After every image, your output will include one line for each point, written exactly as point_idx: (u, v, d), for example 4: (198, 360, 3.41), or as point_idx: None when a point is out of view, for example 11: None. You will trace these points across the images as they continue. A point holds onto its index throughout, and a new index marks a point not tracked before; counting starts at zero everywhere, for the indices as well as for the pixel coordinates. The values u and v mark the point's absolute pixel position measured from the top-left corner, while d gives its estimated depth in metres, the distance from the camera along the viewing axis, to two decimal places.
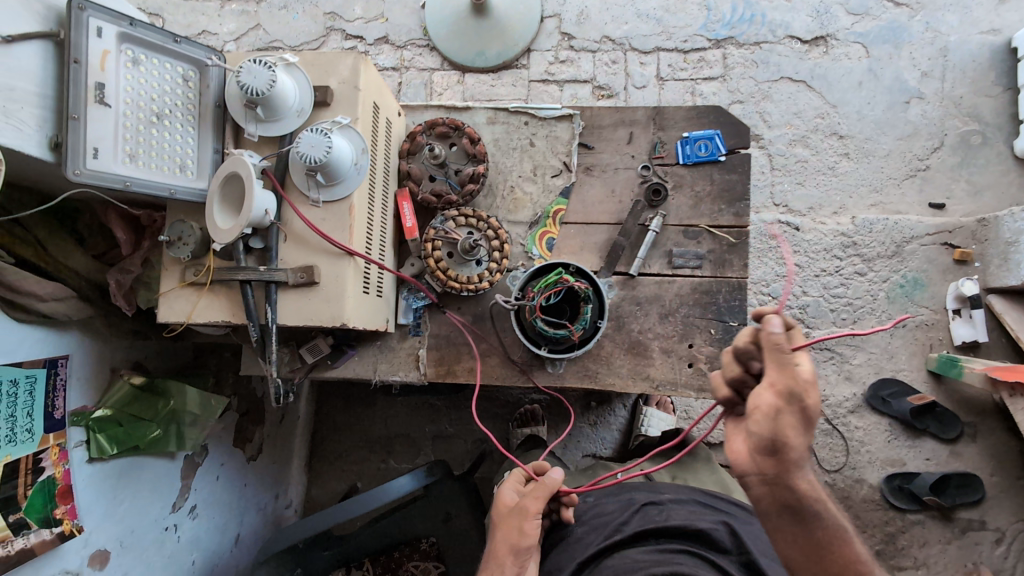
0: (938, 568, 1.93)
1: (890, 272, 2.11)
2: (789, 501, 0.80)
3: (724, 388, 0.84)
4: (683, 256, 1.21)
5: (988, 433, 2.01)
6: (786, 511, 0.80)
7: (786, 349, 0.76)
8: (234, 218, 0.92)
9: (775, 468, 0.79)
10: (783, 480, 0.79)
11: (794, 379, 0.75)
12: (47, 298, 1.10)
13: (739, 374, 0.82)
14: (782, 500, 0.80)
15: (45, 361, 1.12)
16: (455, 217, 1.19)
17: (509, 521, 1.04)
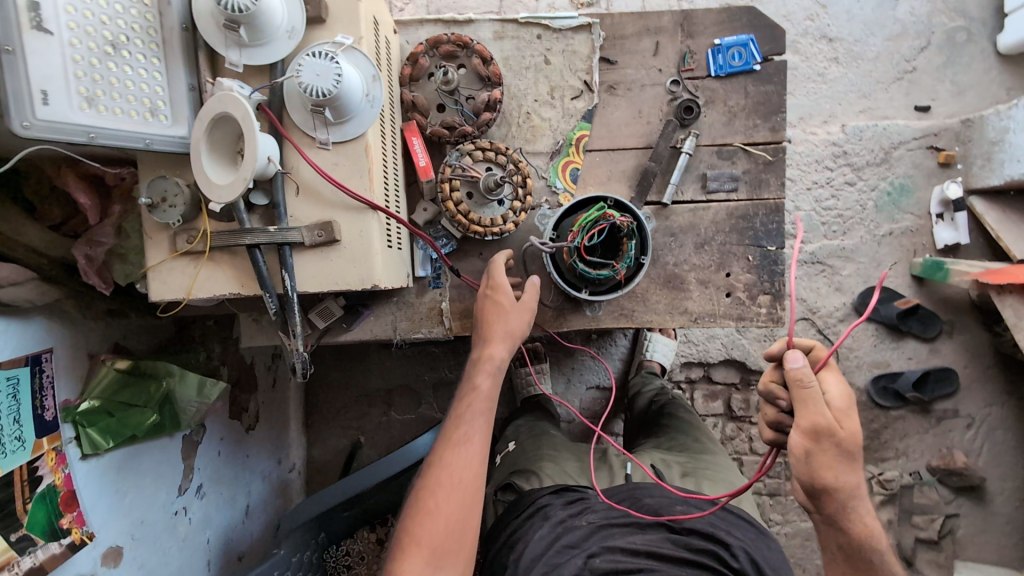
0: (915, 455, 2.05)
1: (878, 180, 2.10)
2: (845, 545, 0.82)
3: (768, 431, 0.89)
4: (717, 179, 1.13)
5: (964, 328, 2.08)
6: (843, 555, 0.83)
7: (805, 382, 0.80)
8: (233, 172, 0.78)
9: (824, 509, 0.82)
10: (836, 521, 0.82)
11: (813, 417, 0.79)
12: (5, 283, 0.93)
13: (776, 416, 0.86)
14: (837, 540, 0.83)
15: (27, 358, 0.99)
16: (471, 151, 1.06)
17: (519, 309, 1.04)
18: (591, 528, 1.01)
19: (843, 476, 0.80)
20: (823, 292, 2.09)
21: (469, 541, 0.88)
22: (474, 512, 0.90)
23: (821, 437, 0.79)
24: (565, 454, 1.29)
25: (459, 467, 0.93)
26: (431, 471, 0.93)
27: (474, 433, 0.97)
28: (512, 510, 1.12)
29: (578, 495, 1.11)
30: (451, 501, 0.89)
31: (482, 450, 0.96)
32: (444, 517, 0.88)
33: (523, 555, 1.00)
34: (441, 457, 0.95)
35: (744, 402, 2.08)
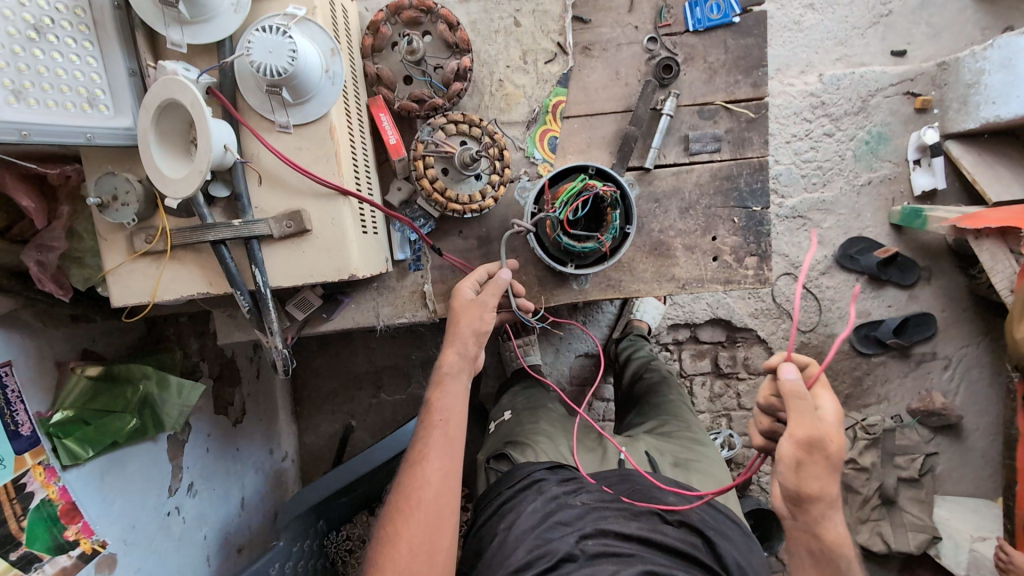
0: (896, 398, 2.11)
1: (856, 129, 2.09)
2: (815, 548, 0.82)
3: (760, 436, 0.90)
4: (700, 140, 1.10)
5: (942, 274, 2.11)
6: (809, 556, 0.83)
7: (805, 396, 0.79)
8: (187, 164, 0.72)
9: (803, 516, 0.82)
10: (811, 527, 0.82)
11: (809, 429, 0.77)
12: None
13: (770, 425, 0.87)
14: (807, 545, 0.83)
15: None
16: (443, 125, 1.00)
17: (473, 307, 0.99)
18: (586, 508, 1.02)
19: (825, 485, 0.79)
20: (804, 246, 2.10)
21: (440, 558, 0.86)
22: (440, 528, 0.88)
23: (815, 449, 0.78)
24: (561, 429, 1.30)
25: (421, 487, 0.90)
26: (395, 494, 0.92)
27: (431, 451, 0.93)
28: (505, 480, 1.12)
29: (571, 474, 1.12)
30: (416, 520, 0.87)
31: (446, 465, 0.93)
32: (410, 539, 0.86)
33: (512, 527, 1.00)
34: (405, 480, 0.92)
35: (731, 359, 2.11)
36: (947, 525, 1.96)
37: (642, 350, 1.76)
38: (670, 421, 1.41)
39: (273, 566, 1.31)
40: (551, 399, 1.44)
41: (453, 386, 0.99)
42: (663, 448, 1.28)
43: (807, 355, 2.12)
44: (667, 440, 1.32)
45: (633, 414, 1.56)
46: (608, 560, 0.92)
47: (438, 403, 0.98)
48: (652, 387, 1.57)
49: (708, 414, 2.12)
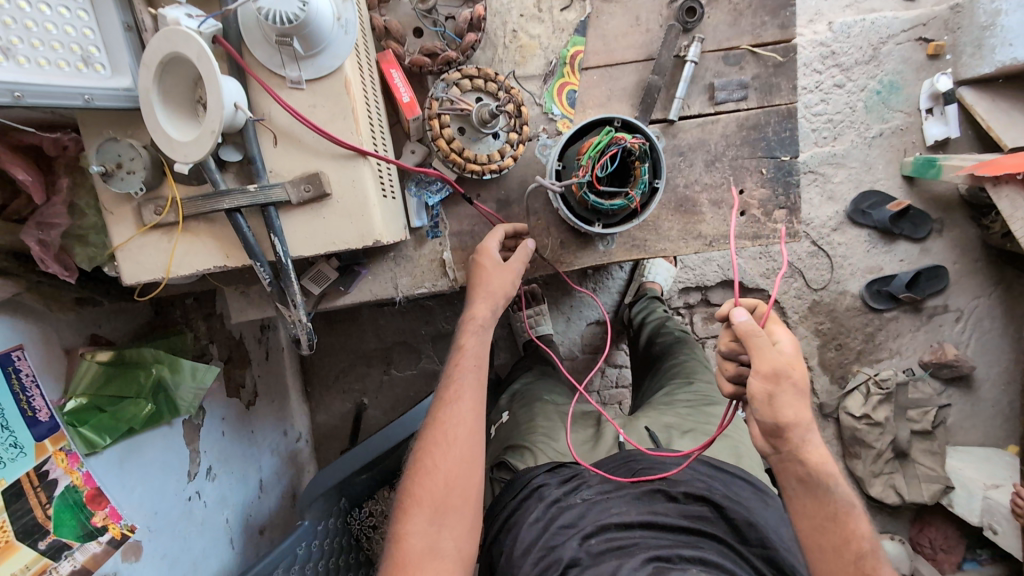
0: (908, 352, 2.11)
1: (868, 79, 2.02)
2: (801, 475, 0.80)
3: (729, 384, 0.86)
4: (725, 88, 1.05)
5: (954, 225, 2.08)
6: (798, 483, 0.81)
7: (759, 331, 0.77)
8: (196, 127, 0.67)
9: (784, 447, 0.79)
10: (794, 455, 0.80)
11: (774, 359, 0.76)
12: None
13: (737, 370, 0.83)
14: (795, 471, 0.80)
15: None
16: (458, 81, 0.95)
17: (504, 269, 0.98)
18: (586, 506, 0.99)
19: (798, 410, 0.78)
20: (815, 203, 2.06)
21: (472, 496, 0.86)
22: (474, 467, 0.87)
23: (781, 379, 0.76)
24: (559, 422, 1.25)
25: (454, 425, 0.90)
26: (426, 433, 0.90)
27: (464, 390, 0.93)
28: (507, 492, 1.09)
29: (574, 471, 1.08)
30: (451, 458, 0.87)
31: (477, 407, 0.92)
32: (445, 475, 0.85)
33: (514, 546, 0.96)
34: (436, 417, 0.91)
35: None
36: (959, 474, 1.97)
37: (655, 311, 1.71)
38: (683, 384, 1.38)
39: (301, 545, 1.32)
40: (547, 392, 1.39)
41: (484, 334, 0.98)
42: (663, 420, 1.25)
43: (819, 313, 2.10)
44: (673, 406, 1.30)
45: (650, 381, 1.55)
46: (611, 556, 0.90)
47: (468, 348, 0.97)
48: (666, 350, 1.55)
49: None
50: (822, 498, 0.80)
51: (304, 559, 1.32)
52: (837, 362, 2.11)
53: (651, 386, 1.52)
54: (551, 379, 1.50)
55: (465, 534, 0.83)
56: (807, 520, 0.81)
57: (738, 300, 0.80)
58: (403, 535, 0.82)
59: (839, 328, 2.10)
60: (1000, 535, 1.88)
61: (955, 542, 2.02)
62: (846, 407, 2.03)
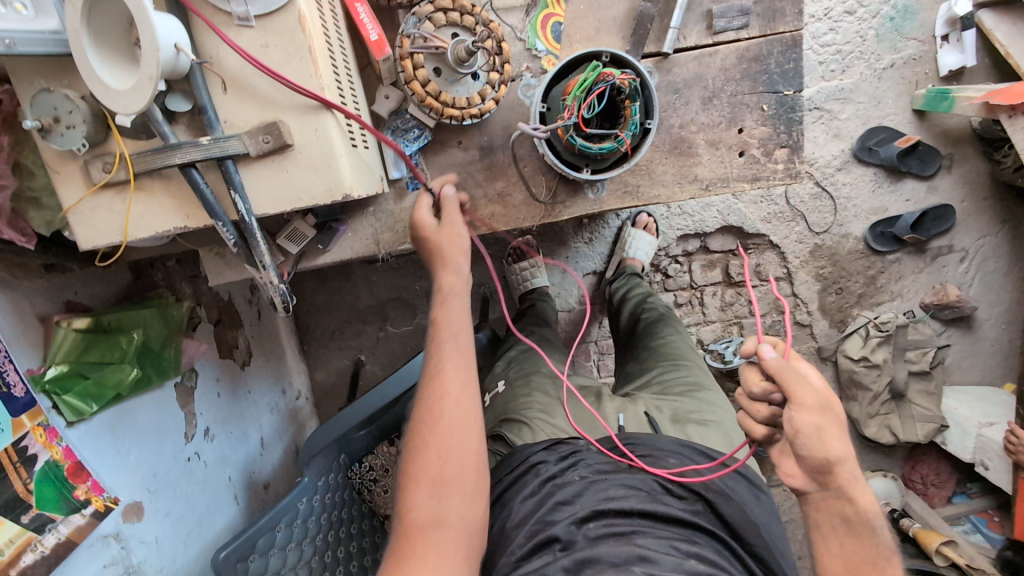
0: (909, 295, 2.09)
1: (881, 4, 1.92)
2: (847, 513, 0.73)
3: (759, 426, 0.79)
4: (725, 15, 0.96)
5: (964, 161, 2.01)
6: (841, 521, 0.74)
7: (789, 366, 0.73)
8: (135, 73, 0.60)
9: (833, 483, 0.73)
10: (842, 491, 0.73)
11: (816, 393, 0.71)
12: None
13: (769, 412, 0.77)
14: (839, 509, 0.74)
15: None
16: (430, 15, 0.86)
17: (445, 231, 0.93)
18: (583, 485, 1.03)
19: (844, 445, 0.73)
20: (820, 142, 1.99)
21: (470, 460, 0.82)
22: (468, 435, 0.82)
23: (825, 410, 0.71)
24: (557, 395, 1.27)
25: (443, 397, 0.85)
26: (417, 411, 0.85)
27: (445, 361, 0.87)
28: (505, 465, 1.16)
29: (571, 448, 1.13)
30: (444, 432, 0.82)
31: (466, 376, 0.87)
32: (439, 449, 0.81)
33: (510, 516, 1.03)
34: (425, 394, 0.86)
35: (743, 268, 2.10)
36: (955, 414, 1.99)
37: (638, 287, 1.70)
38: (672, 367, 1.37)
39: (302, 500, 1.35)
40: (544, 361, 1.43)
41: (458, 300, 0.93)
42: (661, 404, 1.25)
43: (821, 258, 2.07)
44: (665, 396, 1.29)
45: (632, 361, 1.53)
46: (607, 541, 0.91)
47: (444, 320, 0.91)
48: (648, 328, 1.53)
49: (719, 322, 2.19)
50: (866, 538, 0.73)
51: (306, 514, 1.36)
52: (837, 306, 2.09)
53: (633, 369, 1.50)
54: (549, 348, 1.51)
55: (468, 499, 0.79)
56: (839, 560, 0.74)
57: (762, 336, 0.77)
58: (406, 514, 0.78)
59: (840, 272, 2.07)
60: (991, 470, 1.94)
61: (947, 478, 2.06)
62: (844, 350, 2.03)
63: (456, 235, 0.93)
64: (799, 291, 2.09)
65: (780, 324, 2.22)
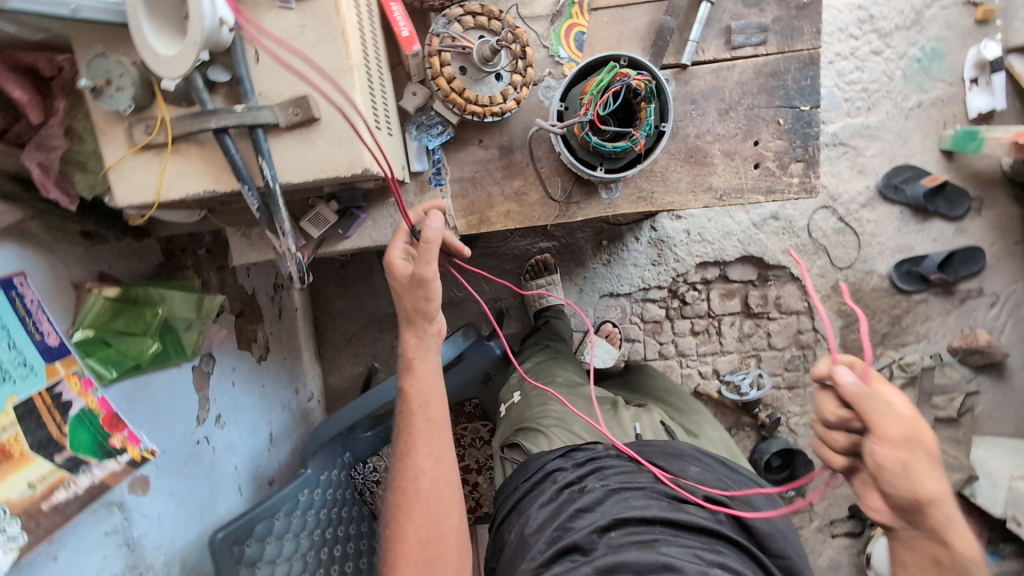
0: (936, 337, 2.12)
1: (909, 45, 2.00)
2: (939, 556, 0.68)
3: (838, 456, 0.73)
4: (744, 31, 0.99)
5: (993, 203, 2.08)
6: (933, 565, 0.69)
7: (869, 393, 0.67)
8: (181, 41, 0.65)
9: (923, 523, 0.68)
10: (935, 532, 0.68)
11: (902, 427, 0.65)
12: None
13: (848, 443, 0.70)
14: (930, 551, 0.69)
15: None
16: (460, 17, 0.92)
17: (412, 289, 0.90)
18: (603, 493, 1.10)
19: (941, 484, 0.66)
20: (844, 177, 2.06)
21: (450, 539, 0.90)
22: (445, 511, 0.91)
23: (914, 447, 0.65)
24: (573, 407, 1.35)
25: (424, 480, 0.92)
26: (398, 492, 0.92)
27: (417, 439, 0.94)
28: (521, 473, 1.23)
29: (586, 454, 1.20)
30: (427, 514, 0.90)
31: (444, 455, 0.94)
32: (421, 531, 0.88)
33: (527, 524, 1.10)
34: (404, 475, 0.93)
35: (762, 299, 2.15)
36: (985, 465, 1.89)
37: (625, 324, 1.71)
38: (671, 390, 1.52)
39: (303, 492, 1.36)
40: (562, 370, 1.51)
41: (431, 372, 0.97)
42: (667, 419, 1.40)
43: (843, 293, 2.12)
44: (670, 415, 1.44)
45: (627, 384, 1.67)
46: (632, 547, 0.98)
47: (416, 392, 0.96)
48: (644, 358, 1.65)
49: (737, 354, 2.19)
50: None
51: (306, 507, 1.36)
52: (860, 345, 2.14)
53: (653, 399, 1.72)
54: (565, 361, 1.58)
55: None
56: None
57: (836, 356, 0.70)
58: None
59: (863, 309, 2.14)
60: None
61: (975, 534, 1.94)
62: None
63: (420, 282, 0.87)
64: (820, 327, 2.17)
65: (799, 360, 2.19)
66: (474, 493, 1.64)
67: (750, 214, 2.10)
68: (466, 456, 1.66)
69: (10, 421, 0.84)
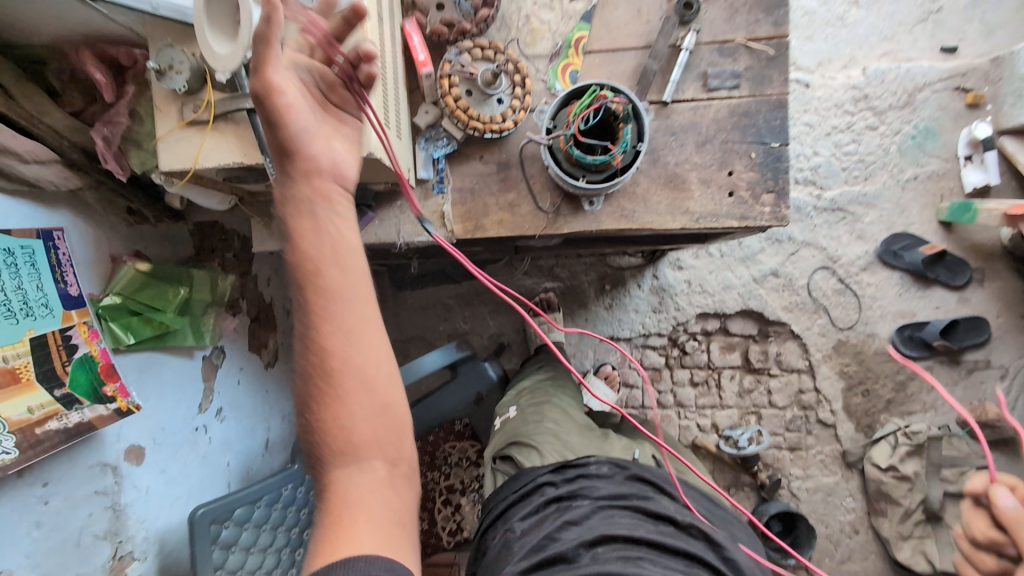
0: (944, 408, 2.10)
1: (902, 123, 2.13)
2: None
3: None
4: (719, 76, 1.13)
5: (996, 276, 2.10)
6: None
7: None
8: (231, 42, 0.79)
9: None
10: None
11: None
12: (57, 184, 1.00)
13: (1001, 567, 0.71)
14: None
15: (38, 232, 0.99)
16: (470, 49, 1.08)
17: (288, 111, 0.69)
18: (589, 510, 1.13)
19: None
20: (843, 241, 2.13)
21: (396, 410, 0.71)
22: (381, 380, 0.70)
23: None
24: (566, 425, 1.41)
25: (344, 359, 0.68)
26: (313, 381, 0.68)
27: (332, 299, 0.68)
28: (510, 485, 1.29)
29: (576, 470, 1.24)
30: (356, 396, 0.68)
31: (361, 325, 0.70)
32: (354, 415, 0.67)
33: (511, 535, 1.15)
34: (318, 358, 0.68)
35: (762, 354, 2.16)
36: None
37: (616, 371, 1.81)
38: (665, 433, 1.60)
39: (286, 486, 1.39)
40: (558, 393, 1.54)
41: (331, 221, 0.70)
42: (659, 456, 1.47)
43: (845, 354, 2.13)
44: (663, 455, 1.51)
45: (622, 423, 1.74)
46: (616, 560, 0.99)
47: (309, 253, 0.68)
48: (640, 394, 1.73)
49: (736, 409, 2.18)
50: None
51: (286, 501, 1.39)
52: (864, 410, 2.13)
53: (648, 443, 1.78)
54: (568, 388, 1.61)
55: (393, 462, 0.70)
56: None
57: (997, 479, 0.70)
58: (332, 491, 0.66)
59: (866, 372, 2.13)
60: None
61: None
62: (871, 457, 2.06)
63: (258, 96, 0.67)
64: (822, 387, 2.14)
65: (801, 421, 2.16)
66: (456, 515, 1.64)
67: (751, 269, 2.15)
68: (452, 475, 1.67)
69: (25, 350, 0.94)
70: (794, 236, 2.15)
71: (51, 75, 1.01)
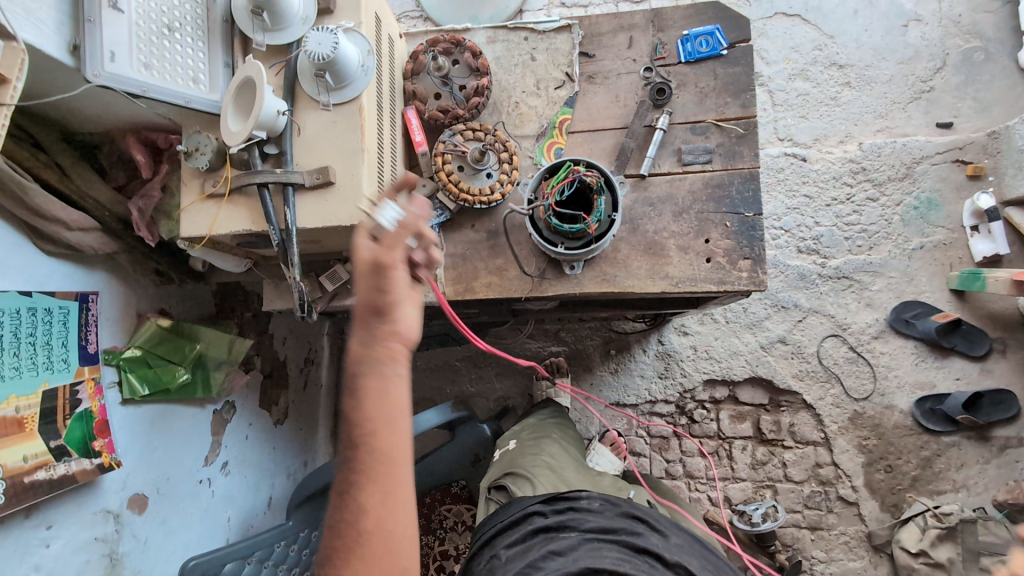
0: (977, 488, 1.97)
1: (903, 195, 2.17)
2: None
3: None
4: (692, 152, 1.22)
5: (1018, 347, 2.03)
6: None
7: None
8: (245, 123, 0.96)
9: None
10: None
11: None
12: (97, 248, 1.15)
13: None
14: None
15: (77, 294, 1.13)
16: (462, 131, 1.21)
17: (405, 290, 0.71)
18: (574, 541, 1.04)
19: None
20: (851, 308, 2.12)
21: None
22: (399, 549, 0.68)
23: None
24: (563, 461, 1.39)
25: (378, 522, 0.67)
26: (342, 539, 0.67)
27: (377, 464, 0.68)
28: (500, 513, 1.23)
29: (568, 502, 1.16)
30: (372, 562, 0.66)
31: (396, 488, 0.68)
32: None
33: (497, 562, 1.07)
34: (352, 507, 0.67)
35: (774, 424, 2.10)
36: None
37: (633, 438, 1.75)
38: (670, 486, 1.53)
39: (278, 544, 1.41)
40: (558, 432, 1.54)
41: (395, 389, 0.69)
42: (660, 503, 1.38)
43: (862, 426, 2.05)
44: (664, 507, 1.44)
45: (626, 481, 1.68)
46: None
47: (369, 414, 0.68)
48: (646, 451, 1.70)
49: (750, 482, 2.09)
50: None
51: (277, 559, 1.39)
52: (888, 487, 2.01)
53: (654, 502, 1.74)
54: (568, 432, 1.60)
55: None
56: None
57: None
58: None
59: (887, 447, 2.03)
60: None
61: None
62: (900, 540, 1.92)
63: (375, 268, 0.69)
64: (840, 462, 2.05)
65: (820, 497, 2.04)
66: None
67: (758, 335, 2.14)
68: (447, 540, 1.68)
69: (36, 401, 1.03)
70: (800, 302, 2.14)
71: (102, 157, 1.20)
